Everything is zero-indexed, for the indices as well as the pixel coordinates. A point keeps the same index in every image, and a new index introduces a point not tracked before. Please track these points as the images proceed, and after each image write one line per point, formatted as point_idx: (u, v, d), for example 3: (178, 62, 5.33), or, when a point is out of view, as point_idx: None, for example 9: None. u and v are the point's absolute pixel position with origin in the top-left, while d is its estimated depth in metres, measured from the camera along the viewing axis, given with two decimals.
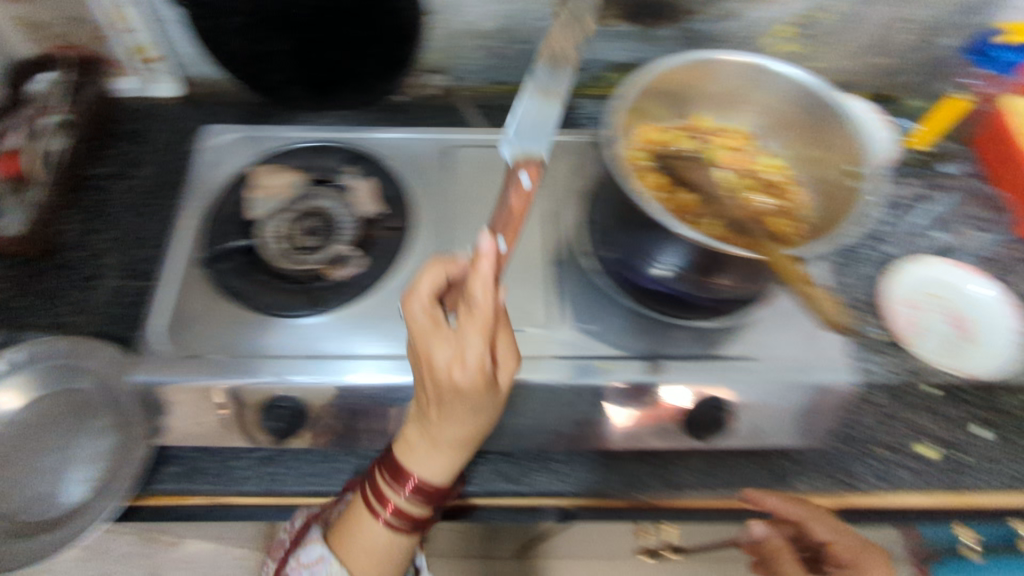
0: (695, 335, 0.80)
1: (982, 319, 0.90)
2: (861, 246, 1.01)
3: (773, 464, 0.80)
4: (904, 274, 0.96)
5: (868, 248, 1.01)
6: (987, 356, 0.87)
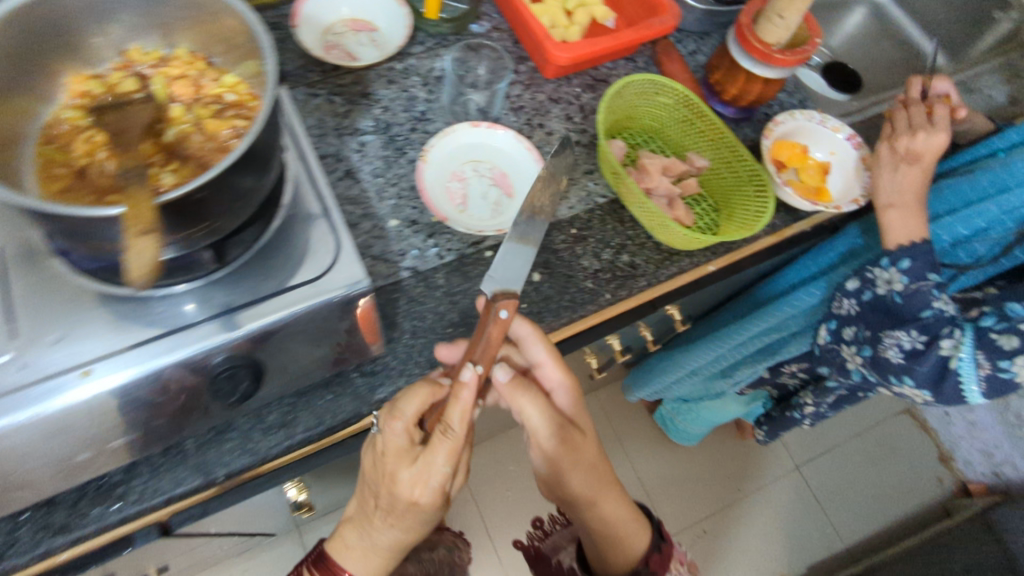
0: (416, 280, 0.81)
1: (627, 100, 0.93)
2: (416, 124, 0.92)
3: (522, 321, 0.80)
4: (589, 107, 0.98)
5: (417, 126, 0.92)
6: (649, 130, 0.97)
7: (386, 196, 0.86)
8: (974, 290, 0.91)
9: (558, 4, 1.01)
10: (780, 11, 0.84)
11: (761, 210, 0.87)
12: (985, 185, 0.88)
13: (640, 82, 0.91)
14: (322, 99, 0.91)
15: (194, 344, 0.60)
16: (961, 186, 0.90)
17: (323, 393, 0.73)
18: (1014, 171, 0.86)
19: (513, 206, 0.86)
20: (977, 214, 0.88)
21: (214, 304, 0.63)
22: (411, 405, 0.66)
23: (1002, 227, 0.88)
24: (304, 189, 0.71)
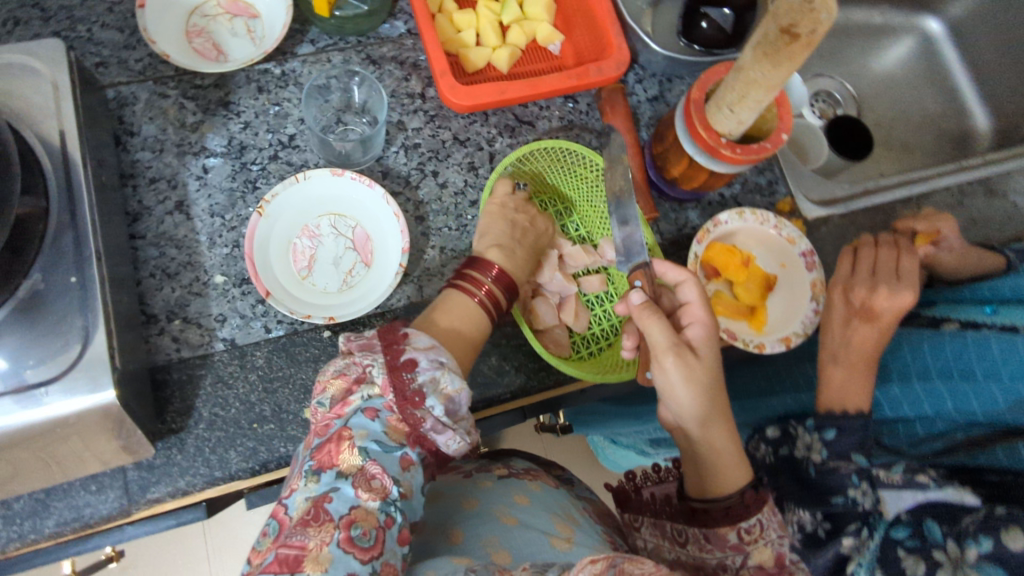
0: (230, 355, 0.70)
1: (535, 166, 0.80)
2: (279, 149, 0.77)
3: None
4: (501, 158, 0.81)
5: (279, 152, 0.77)
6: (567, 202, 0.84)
7: (219, 242, 0.74)
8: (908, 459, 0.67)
9: (490, 13, 0.81)
10: (729, 104, 0.62)
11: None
12: (960, 360, 0.68)
13: (551, 149, 0.78)
14: (171, 102, 0.76)
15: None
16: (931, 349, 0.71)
17: (86, 484, 0.65)
18: (1000, 358, 0.65)
19: (367, 280, 0.73)
20: (941, 394, 0.67)
21: (10, 370, 0.56)
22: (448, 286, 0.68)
23: (963, 418, 0.66)
24: (66, 244, 0.60)
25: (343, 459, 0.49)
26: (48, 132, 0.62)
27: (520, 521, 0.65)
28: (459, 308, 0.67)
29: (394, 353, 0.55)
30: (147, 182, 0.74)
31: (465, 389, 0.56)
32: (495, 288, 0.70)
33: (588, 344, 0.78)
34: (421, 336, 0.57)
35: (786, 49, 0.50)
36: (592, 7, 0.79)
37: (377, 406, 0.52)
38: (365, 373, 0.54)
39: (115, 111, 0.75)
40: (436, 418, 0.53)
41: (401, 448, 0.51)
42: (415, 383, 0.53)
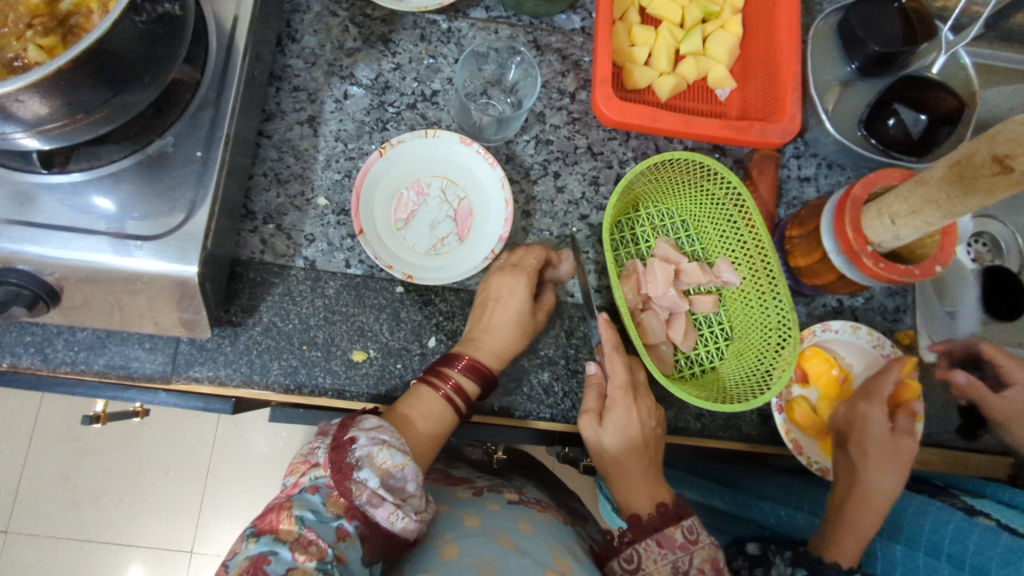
0: (306, 275, 0.72)
1: (663, 176, 0.74)
2: (418, 101, 0.78)
3: (385, 381, 0.70)
4: None
5: (417, 103, 0.78)
6: (687, 216, 0.78)
7: (334, 166, 0.75)
8: None
9: (671, 38, 0.78)
10: (893, 213, 0.57)
11: (769, 375, 0.69)
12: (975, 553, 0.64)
13: (683, 160, 0.72)
14: (338, 22, 0.79)
15: (78, 251, 0.57)
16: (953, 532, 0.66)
17: (142, 340, 0.69)
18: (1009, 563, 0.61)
19: (454, 253, 0.72)
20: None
21: (116, 216, 0.59)
22: (503, 280, 0.69)
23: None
24: (206, 121, 0.62)
25: (283, 527, 0.54)
26: (224, 14, 0.64)
27: (519, 547, 0.65)
28: (429, 400, 0.65)
29: (340, 433, 0.59)
30: (290, 88, 0.76)
31: (412, 465, 0.59)
32: (464, 377, 0.66)
33: (691, 366, 0.74)
34: (372, 418, 0.62)
35: (987, 178, 0.44)
36: (777, 64, 0.74)
37: (320, 484, 0.57)
38: (311, 459, 0.59)
39: (286, 13, 0.78)
40: (371, 493, 0.56)
41: (341, 518, 0.55)
42: (351, 458, 0.57)
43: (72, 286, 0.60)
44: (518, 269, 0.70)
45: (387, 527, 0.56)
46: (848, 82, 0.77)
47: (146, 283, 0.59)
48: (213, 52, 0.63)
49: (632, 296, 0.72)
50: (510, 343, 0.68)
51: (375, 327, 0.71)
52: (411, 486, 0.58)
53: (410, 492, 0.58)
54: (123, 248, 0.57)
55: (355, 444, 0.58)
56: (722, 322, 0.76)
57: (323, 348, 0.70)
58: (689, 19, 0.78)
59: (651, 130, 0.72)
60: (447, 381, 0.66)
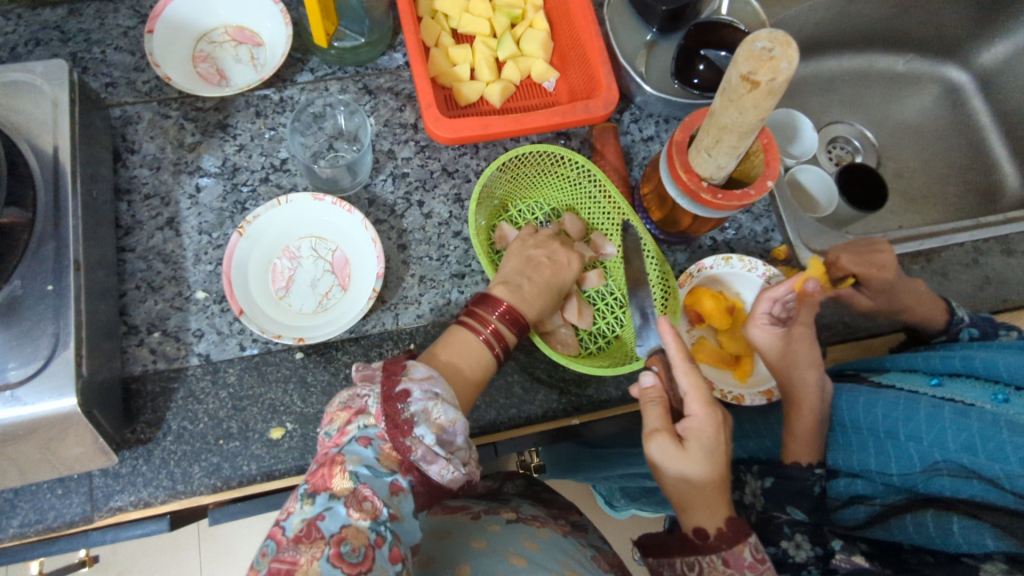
0: (204, 370, 0.72)
1: (517, 175, 0.78)
2: (270, 172, 0.80)
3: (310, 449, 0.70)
4: None
5: (269, 175, 0.80)
6: (555, 203, 0.82)
7: (204, 259, 0.76)
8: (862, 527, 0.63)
9: (486, 48, 0.83)
10: (705, 148, 0.61)
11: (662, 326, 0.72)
12: (884, 419, 0.66)
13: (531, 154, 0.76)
14: (173, 122, 0.81)
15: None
16: (863, 404, 0.68)
17: (52, 487, 0.67)
18: (923, 422, 0.63)
19: (341, 303, 0.74)
20: (867, 450, 0.66)
21: None
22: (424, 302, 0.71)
23: (884, 480, 0.65)
24: (49, 254, 0.62)
25: (335, 482, 0.50)
26: (43, 147, 0.65)
27: (530, 562, 0.68)
28: (469, 345, 0.65)
29: (390, 384, 0.55)
30: (141, 197, 0.78)
31: (461, 419, 0.56)
32: (502, 322, 0.67)
33: (595, 341, 0.77)
34: (421, 366, 0.58)
35: (747, 96, 0.48)
36: (583, 45, 0.80)
37: (371, 435, 0.53)
38: (362, 405, 0.55)
39: (118, 128, 0.80)
40: (426, 448, 0.53)
41: (396, 470, 0.52)
42: (406, 412, 0.53)
43: None
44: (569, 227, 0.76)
45: (437, 478, 0.53)
46: (654, 44, 0.84)
47: (39, 425, 0.59)
48: (41, 189, 0.63)
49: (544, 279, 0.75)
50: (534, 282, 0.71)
51: (285, 400, 0.71)
52: (462, 436, 0.55)
53: (457, 439, 0.55)
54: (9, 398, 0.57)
55: (411, 394, 0.54)
56: (613, 292, 0.79)
57: (239, 435, 0.70)
58: (498, 28, 0.83)
59: (489, 137, 0.76)
60: (486, 326, 0.66)
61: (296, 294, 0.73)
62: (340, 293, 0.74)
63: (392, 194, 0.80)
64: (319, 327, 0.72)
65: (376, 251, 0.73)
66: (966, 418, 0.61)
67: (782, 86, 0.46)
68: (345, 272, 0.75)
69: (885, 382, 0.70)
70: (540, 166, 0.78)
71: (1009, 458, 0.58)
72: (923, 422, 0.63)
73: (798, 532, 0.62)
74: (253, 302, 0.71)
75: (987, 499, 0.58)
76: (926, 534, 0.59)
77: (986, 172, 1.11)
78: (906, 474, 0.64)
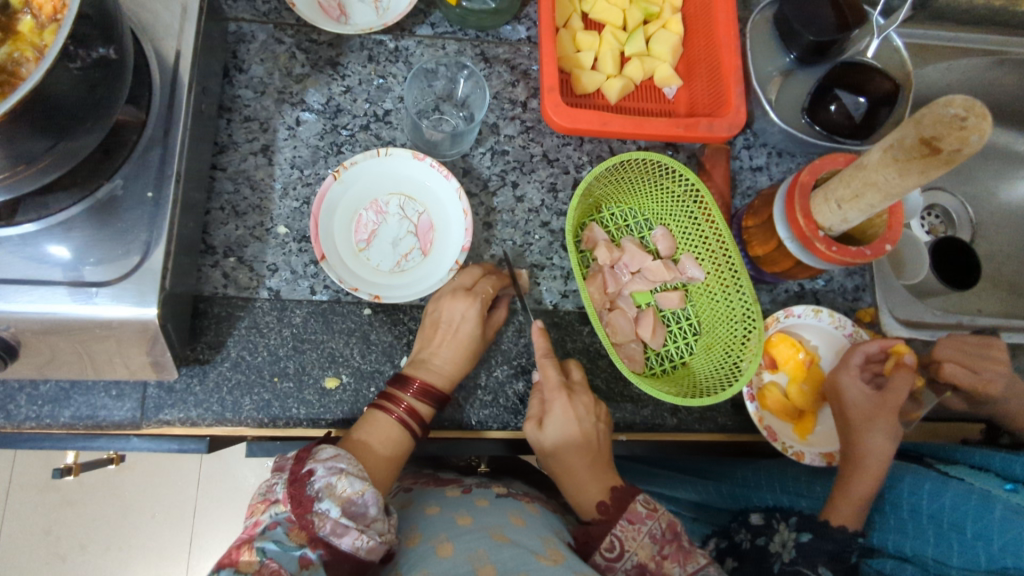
0: (271, 305, 0.71)
1: (622, 177, 0.75)
2: (371, 121, 0.78)
3: (360, 406, 0.70)
4: None
5: (370, 124, 0.78)
6: (649, 214, 0.79)
7: (292, 194, 0.75)
8: None
9: (615, 41, 0.80)
10: (838, 198, 0.58)
11: (738, 364, 0.70)
12: (953, 512, 0.63)
13: (642, 160, 0.73)
14: (285, 49, 0.80)
15: (35, 303, 0.56)
16: (931, 491, 0.65)
17: (107, 387, 0.67)
18: (997, 525, 0.60)
19: (419, 269, 0.72)
20: (925, 539, 0.63)
21: (71, 263, 0.58)
22: (450, 296, 0.69)
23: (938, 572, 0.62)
24: (152, 162, 0.61)
25: (243, 559, 0.53)
26: (166, 51, 0.64)
27: (513, 540, 0.63)
28: (383, 427, 0.64)
29: (298, 466, 0.57)
30: (241, 119, 0.77)
31: (372, 490, 0.58)
32: (417, 399, 0.66)
33: (661, 363, 0.74)
34: (328, 448, 0.61)
35: (920, 159, 0.45)
36: (718, 59, 0.76)
37: (280, 519, 0.56)
38: (273, 492, 0.57)
39: (231, 44, 0.79)
40: (334, 522, 0.55)
41: (304, 547, 0.54)
42: (310, 490, 0.56)
43: (29, 338, 0.58)
44: (471, 293, 0.69)
45: (352, 555, 0.55)
46: (788, 72, 0.80)
47: (109, 331, 0.58)
48: (157, 93, 0.62)
49: (618, 288, 0.74)
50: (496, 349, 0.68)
51: (345, 352, 0.71)
52: (373, 510, 0.57)
53: (371, 515, 0.57)
54: (85, 297, 0.57)
55: (315, 472, 0.57)
56: (690, 318, 0.76)
57: (292, 378, 0.69)
58: (632, 22, 0.79)
59: (603, 134, 0.73)
60: (398, 404, 0.65)
61: (376, 249, 0.72)
62: (419, 257, 0.73)
63: (487, 170, 0.78)
64: (393, 287, 0.71)
65: (465, 223, 0.72)
66: None
67: (963, 159, 0.44)
68: (428, 237, 0.73)
69: (955, 474, 0.67)
70: (646, 173, 0.75)
71: None
72: (997, 524, 0.60)
73: None
74: (334, 247, 0.70)
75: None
76: None
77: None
78: (967, 570, 0.60)
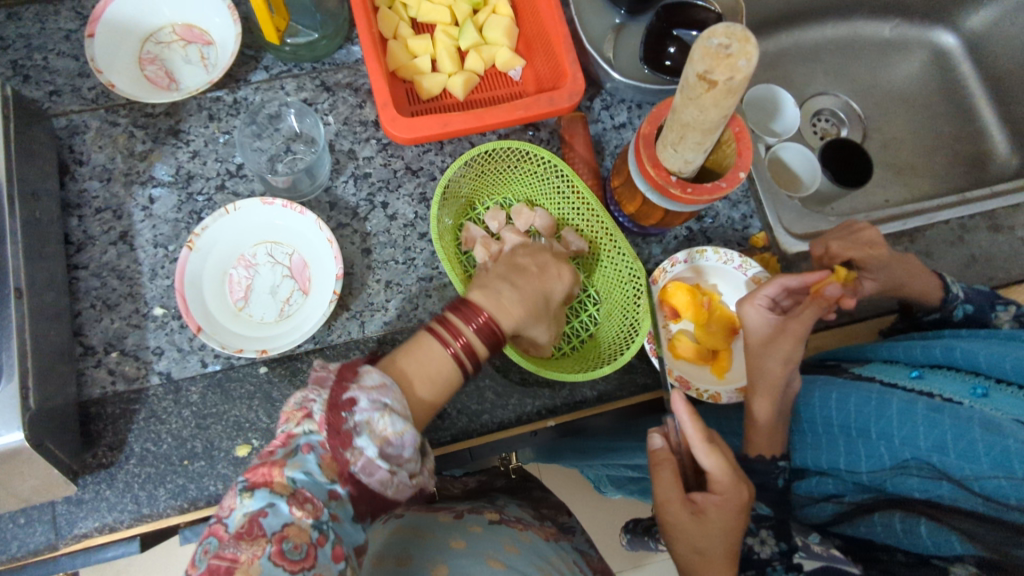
0: (165, 389, 0.69)
1: (483, 170, 0.75)
2: (226, 179, 0.77)
3: None
4: None
5: (225, 182, 0.77)
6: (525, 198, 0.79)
7: (161, 273, 0.73)
8: (837, 520, 0.62)
9: (447, 38, 0.79)
10: (670, 145, 0.57)
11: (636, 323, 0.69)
12: (858, 416, 0.61)
13: (493, 150, 0.72)
14: (122, 130, 0.78)
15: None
16: (836, 400, 0.63)
17: (15, 517, 0.65)
18: (896, 420, 0.59)
19: (303, 309, 0.71)
20: (837, 449, 0.63)
21: None
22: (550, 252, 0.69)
23: (854, 479, 0.62)
24: None
25: (276, 481, 0.48)
26: None
27: (508, 567, 0.63)
28: (436, 358, 0.58)
29: (340, 391, 0.52)
30: (93, 211, 0.75)
31: (413, 431, 0.53)
32: (476, 335, 0.59)
33: (569, 340, 0.74)
34: (376, 372, 0.55)
35: (706, 94, 0.45)
36: (547, 30, 0.76)
37: (314, 442, 0.50)
38: (307, 406, 0.52)
39: (65, 139, 0.77)
40: (368, 461, 0.51)
41: (337, 477, 0.50)
42: (350, 422, 0.51)
43: None
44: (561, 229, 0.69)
45: (382, 492, 0.52)
46: (622, 26, 0.80)
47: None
48: None
49: None
50: (525, 301, 0.63)
51: (250, 416, 0.69)
52: (411, 453, 0.53)
53: (412, 456, 0.53)
54: None
55: (361, 400, 0.52)
56: (587, 289, 0.75)
57: (203, 457, 0.68)
58: (458, 15, 0.79)
59: (450, 133, 0.72)
60: (458, 337, 0.59)
61: (256, 303, 0.71)
62: (301, 297, 0.71)
63: (353, 196, 0.77)
64: (282, 334, 0.69)
65: (334, 252, 0.70)
66: (939, 416, 0.57)
67: (741, 85, 0.43)
68: (305, 275, 0.72)
69: (864, 375, 0.66)
70: (506, 158, 0.74)
71: (979, 458, 0.55)
72: (896, 420, 0.59)
73: (763, 527, 0.59)
74: (210, 313, 0.68)
75: (957, 502, 0.55)
76: (895, 535, 0.57)
77: (975, 139, 1.08)
78: (876, 471, 0.60)
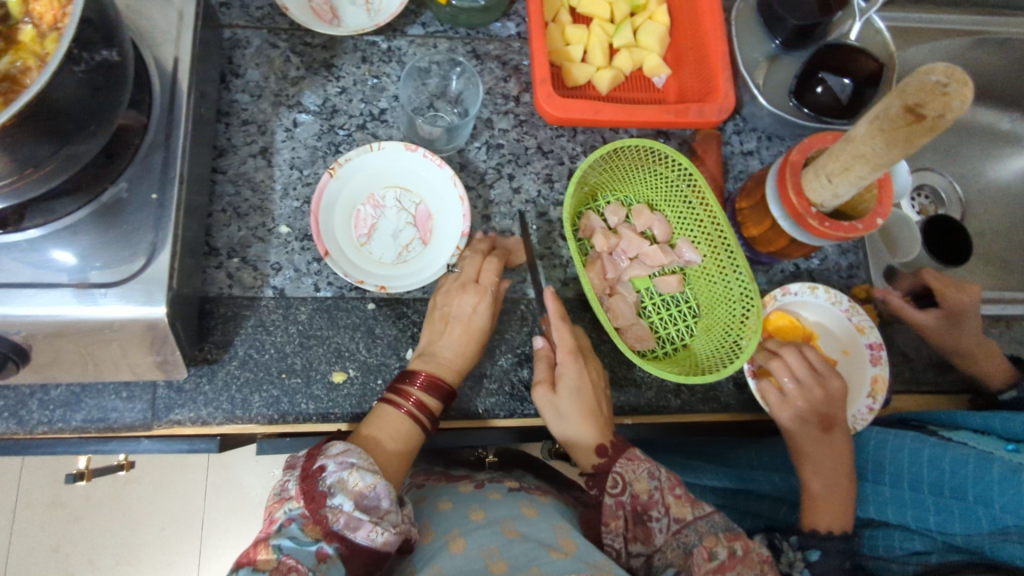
0: (276, 303, 0.72)
1: (616, 165, 0.77)
2: (368, 121, 0.80)
3: (368, 399, 0.71)
4: None
5: (367, 123, 0.80)
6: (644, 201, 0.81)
7: (292, 194, 0.76)
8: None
9: (603, 33, 0.81)
10: (828, 174, 0.59)
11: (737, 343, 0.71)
12: (952, 477, 0.67)
13: (633, 147, 0.75)
14: (280, 53, 0.81)
15: (42, 306, 0.56)
16: (929, 459, 0.69)
17: (117, 390, 0.68)
18: (997, 487, 0.65)
19: (422, 258, 0.74)
20: (927, 508, 0.68)
21: (78, 267, 0.59)
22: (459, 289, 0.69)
23: (944, 539, 0.67)
24: (155, 163, 0.62)
25: (261, 557, 0.52)
26: (164, 57, 0.65)
27: (523, 534, 0.61)
28: (390, 421, 0.64)
29: (310, 462, 0.57)
30: (239, 122, 0.78)
31: (385, 483, 0.57)
32: (425, 393, 0.65)
33: (663, 345, 0.76)
34: (339, 443, 0.59)
35: (905, 128, 0.47)
36: (704, 46, 0.78)
37: (294, 515, 0.55)
38: (284, 492, 0.57)
39: (226, 50, 0.80)
40: (348, 516, 0.54)
41: (321, 542, 0.53)
42: (322, 485, 0.55)
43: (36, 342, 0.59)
44: (481, 287, 0.69)
45: (367, 545, 0.54)
46: (775, 58, 0.82)
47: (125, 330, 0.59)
48: (158, 97, 0.64)
49: (617, 274, 0.76)
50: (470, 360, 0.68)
51: (350, 347, 0.72)
52: (389, 501, 0.56)
53: (390, 507, 0.56)
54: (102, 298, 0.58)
55: (326, 470, 0.56)
56: (689, 301, 0.77)
57: (301, 375, 0.70)
58: (619, 14, 0.81)
59: (595, 123, 0.75)
60: (407, 399, 0.65)
61: (379, 242, 0.73)
62: (420, 246, 0.74)
63: (484, 163, 0.80)
64: (399, 278, 0.72)
65: (463, 211, 0.73)
66: None
67: (947, 125, 0.46)
68: (428, 226, 0.75)
69: (959, 440, 0.71)
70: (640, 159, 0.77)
71: None
72: (996, 486, 0.65)
73: None
74: (338, 241, 0.72)
75: None
76: None
77: None
78: (970, 533, 0.66)
